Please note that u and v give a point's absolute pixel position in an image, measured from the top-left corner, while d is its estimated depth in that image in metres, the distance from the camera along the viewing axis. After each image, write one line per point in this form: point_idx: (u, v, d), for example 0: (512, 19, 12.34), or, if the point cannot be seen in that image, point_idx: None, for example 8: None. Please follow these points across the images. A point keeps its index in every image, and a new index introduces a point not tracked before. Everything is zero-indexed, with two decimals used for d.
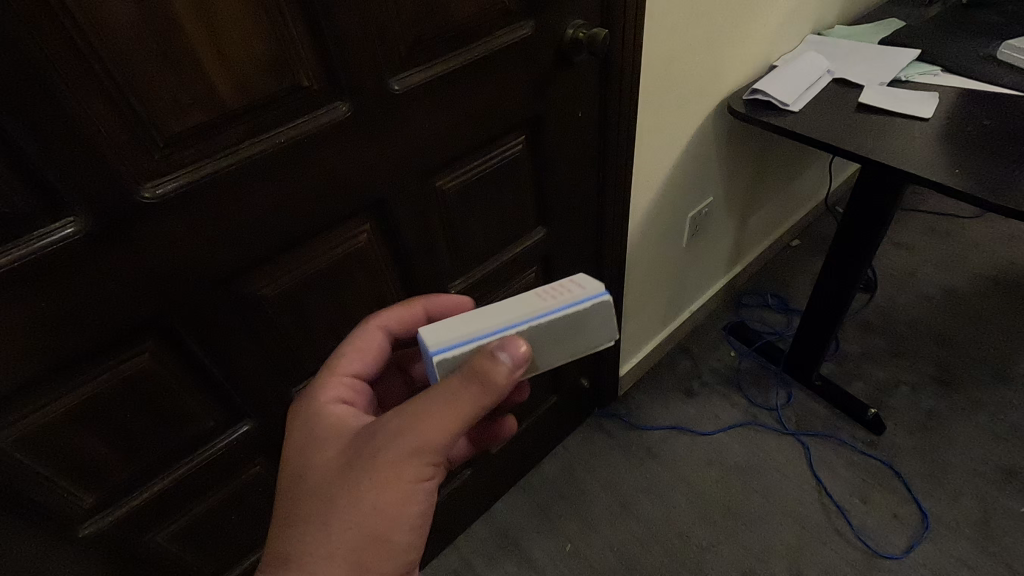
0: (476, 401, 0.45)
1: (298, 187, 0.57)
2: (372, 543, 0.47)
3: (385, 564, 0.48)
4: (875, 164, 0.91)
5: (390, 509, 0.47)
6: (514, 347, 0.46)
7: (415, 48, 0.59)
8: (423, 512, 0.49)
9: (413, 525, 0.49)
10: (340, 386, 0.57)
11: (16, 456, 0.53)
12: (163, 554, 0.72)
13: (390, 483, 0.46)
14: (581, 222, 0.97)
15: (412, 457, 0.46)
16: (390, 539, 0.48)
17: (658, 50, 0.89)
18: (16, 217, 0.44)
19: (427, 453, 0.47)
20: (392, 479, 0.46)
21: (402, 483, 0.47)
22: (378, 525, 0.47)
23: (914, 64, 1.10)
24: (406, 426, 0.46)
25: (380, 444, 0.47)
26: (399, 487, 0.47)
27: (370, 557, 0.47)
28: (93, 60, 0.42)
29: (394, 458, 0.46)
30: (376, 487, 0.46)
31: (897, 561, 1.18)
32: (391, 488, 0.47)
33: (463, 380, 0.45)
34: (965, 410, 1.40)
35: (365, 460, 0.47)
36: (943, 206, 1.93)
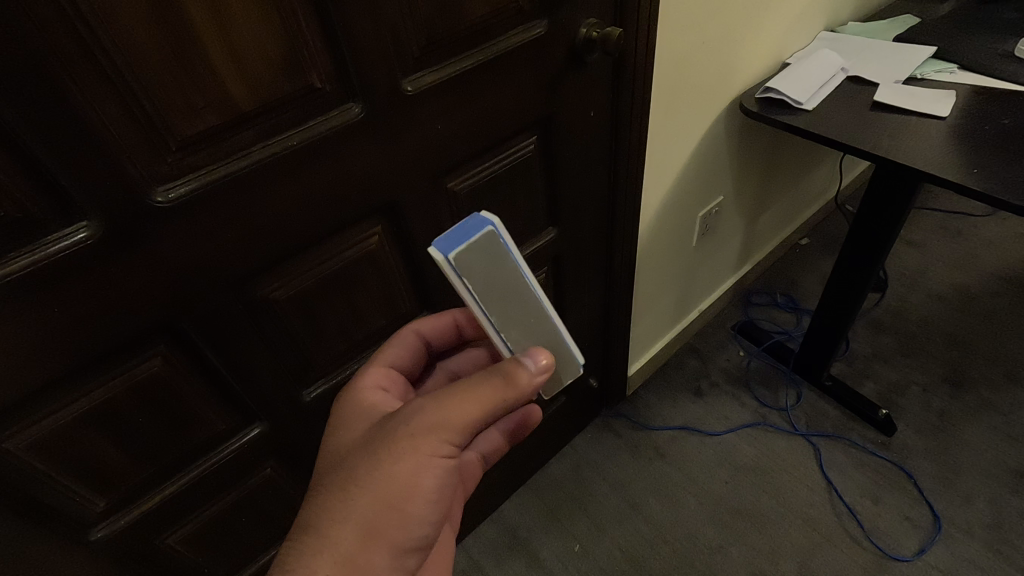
0: (494, 393, 0.49)
1: (310, 189, 0.57)
2: (384, 513, 0.48)
3: (396, 538, 0.48)
4: (890, 164, 0.90)
5: (404, 481, 0.48)
6: (536, 356, 0.50)
7: (429, 49, 0.59)
8: (438, 492, 0.50)
9: (427, 503, 0.50)
10: (379, 374, 0.60)
11: (29, 461, 0.53)
12: (174, 557, 0.72)
13: (407, 452, 0.48)
14: (592, 222, 0.97)
15: (431, 432, 0.48)
16: (403, 513, 0.48)
17: (671, 49, 0.88)
18: (28, 222, 0.43)
19: (446, 429, 0.48)
20: (410, 451, 0.48)
21: (419, 454, 0.48)
22: (392, 495, 0.48)
23: (930, 61, 1.08)
24: (431, 403, 0.49)
25: (405, 417, 0.50)
26: (417, 459, 0.48)
27: (382, 529, 0.48)
28: (106, 64, 0.41)
29: (415, 431, 0.48)
30: (394, 458, 0.48)
31: (908, 563, 1.17)
32: (408, 459, 0.48)
33: (488, 371, 0.50)
34: (977, 411, 1.39)
35: (389, 432, 0.49)
36: (955, 204, 1.91)
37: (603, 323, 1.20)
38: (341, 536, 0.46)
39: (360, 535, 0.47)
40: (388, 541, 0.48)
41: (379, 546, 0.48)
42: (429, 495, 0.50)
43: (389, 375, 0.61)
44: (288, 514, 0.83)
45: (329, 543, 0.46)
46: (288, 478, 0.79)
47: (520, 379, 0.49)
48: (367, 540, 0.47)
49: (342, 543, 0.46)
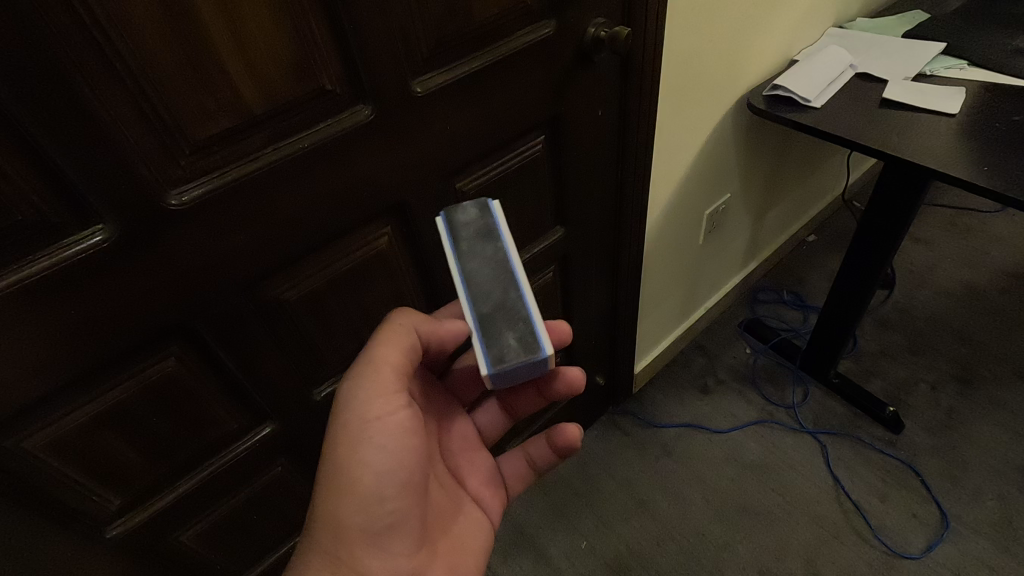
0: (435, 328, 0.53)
1: (320, 191, 0.57)
2: (343, 502, 0.54)
3: (360, 523, 0.54)
4: (899, 161, 0.90)
5: (350, 468, 0.54)
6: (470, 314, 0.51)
7: (438, 50, 0.59)
8: (382, 464, 0.54)
9: (376, 480, 0.54)
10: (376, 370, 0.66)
11: (46, 461, 0.54)
12: (186, 554, 0.73)
13: (341, 443, 0.54)
14: (599, 221, 0.97)
15: (353, 413, 0.54)
16: (356, 499, 0.54)
17: (679, 47, 0.88)
18: (46, 226, 0.44)
19: (369, 392, 0.54)
20: (344, 438, 0.54)
21: (354, 424, 0.54)
22: (343, 485, 0.54)
23: (939, 58, 1.08)
24: (347, 389, 0.55)
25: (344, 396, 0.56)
26: (353, 444, 0.54)
27: (347, 518, 0.54)
28: (121, 69, 0.42)
29: (340, 420, 0.54)
30: (335, 452, 0.54)
31: (916, 561, 1.17)
32: (346, 447, 0.54)
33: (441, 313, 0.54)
34: (986, 408, 1.38)
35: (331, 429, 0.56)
36: (964, 200, 1.90)
37: (610, 321, 1.20)
38: (318, 534, 0.55)
39: (331, 529, 0.54)
40: (355, 527, 0.54)
41: (348, 533, 0.54)
42: (377, 471, 0.54)
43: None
44: (298, 511, 0.84)
45: (315, 540, 0.55)
46: (298, 476, 0.80)
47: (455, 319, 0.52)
48: (338, 532, 0.54)
49: (323, 539, 0.55)
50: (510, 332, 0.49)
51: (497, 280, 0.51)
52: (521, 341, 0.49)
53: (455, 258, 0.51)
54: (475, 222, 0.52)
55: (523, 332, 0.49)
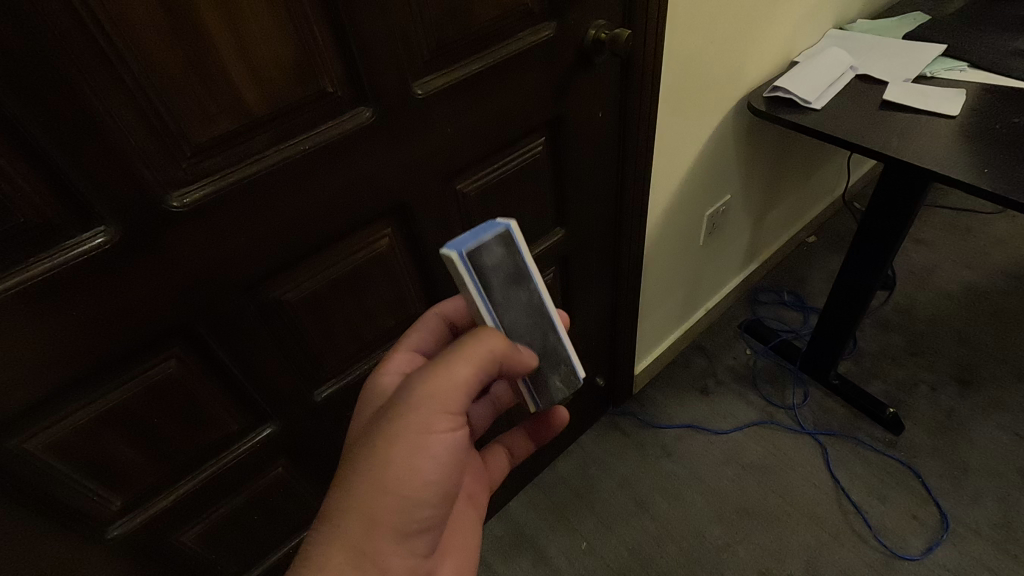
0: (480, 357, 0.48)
1: (321, 193, 0.57)
2: (388, 496, 0.48)
3: (399, 522, 0.49)
4: (900, 163, 0.90)
5: (404, 464, 0.48)
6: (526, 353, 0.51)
7: (438, 52, 0.59)
8: (439, 468, 0.49)
9: (428, 483, 0.49)
10: (403, 358, 0.60)
11: (47, 462, 0.54)
12: (188, 554, 0.73)
13: (403, 435, 0.48)
14: (600, 222, 0.97)
15: (423, 408, 0.48)
16: (404, 496, 0.48)
17: (679, 49, 0.88)
18: (48, 228, 0.44)
19: (435, 403, 0.48)
20: (406, 430, 0.48)
21: (411, 434, 0.48)
22: (392, 480, 0.48)
23: (939, 60, 1.08)
24: (418, 380, 0.49)
25: (396, 399, 0.49)
26: (414, 439, 0.48)
27: (386, 513, 0.48)
28: (123, 71, 0.42)
29: (405, 412, 0.48)
30: (389, 441, 0.48)
31: (916, 562, 1.17)
32: (404, 440, 0.48)
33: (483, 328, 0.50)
34: (986, 409, 1.38)
35: (382, 416, 0.49)
36: (964, 201, 1.90)
37: (610, 321, 1.20)
38: (348, 523, 0.47)
39: (365, 525, 0.47)
40: (392, 525, 0.48)
41: (383, 530, 0.48)
42: (430, 474, 0.49)
43: (412, 360, 0.60)
44: (300, 511, 0.84)
45: (340, 531, 0.47)
46: (299, 477, 0.80)
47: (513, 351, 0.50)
48: (373, 528, 0.47)
49: (351, 531, 0.47)
50: (555, 374, 0.54)
51: (534, 325, 0.52)
52: (564, 380, 0.55)
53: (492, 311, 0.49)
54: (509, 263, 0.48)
55: (565, 374, 0.55)
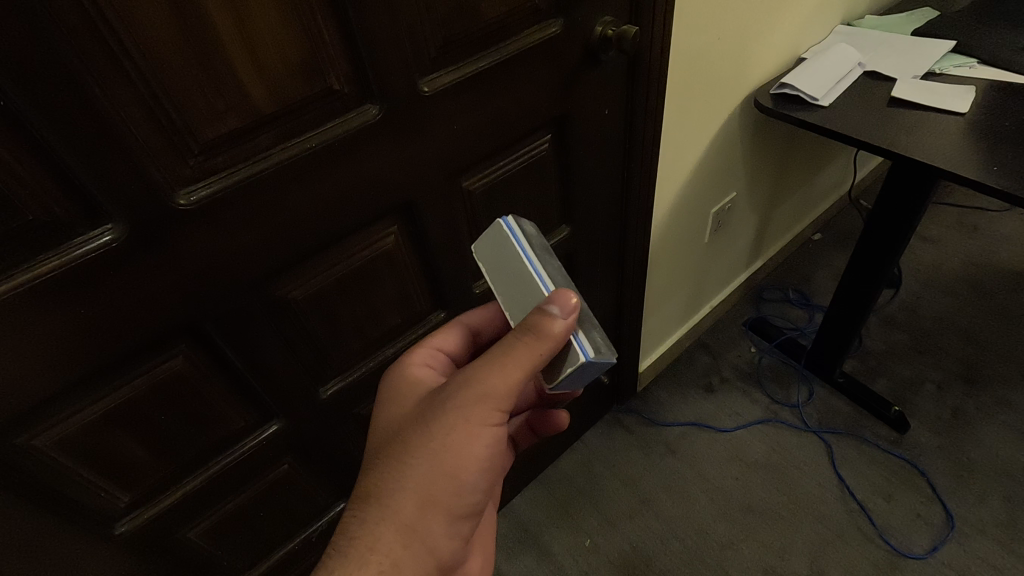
0: (530, 351, 0.47)
1: (328, 190, 0.57)
2: (442, 479, 0.50)
3: (451, 504, 0.51)
4: (908, 161, 0.89)
5: (459, 451, 0.50)
6: (564, 300, 0.47)
7: (445, 49, 0.59)
8: (490, 457, 0.52)
9: (480, 470, 0.52)
10: (428, 354, 0.62)
11: (57, 457, 0.54)
12: (195, 550, 0.73)
13: (461, 426, 0.50)
14: (605, 219, 0.96)
15: (478, 403, 0.51)
16: (457, 479, 0.51)
17: (685, 45, 0.88)
18: (56, 227, 0.44)
19: (489, 399, 0.50)
20: (463, 422, 0.50)
21: (467, 424, 0.50)
22: (449, 465, 0.50)
23: (948, 56, 1.07)
24: (473, 375, 0.51)
25: (451, 391, 0.52)
26: (471, 431, 0.50)
27: (439, 495, 0.50)
28: (131, 69, 0.42)
29: (463, 404, 0.51)
30: (447, 431, 0.50)
31: (921, 561, 1.17)
32: (461, 431, 0.50)
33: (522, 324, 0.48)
34: (992, 408, 1.38)
35: (437, 408, 0.52)
36: (970, 198, 1.89)
37: (615, 319, 1.20)
38: (401, 502, 0.49)
39: (420, 504, 0.50)
40: (444, 506, 0.51)
41: (436, 510, 0.50)
42: (483, 464, 0.52)
43: (436, 355, 0.62)
44: (305, 507, 0.84)
45: (392, 509, 0.49)
46: (305, 473, 0.80)
47: (549, 326, 0.46)
48: (427, 508, 0.50)
49: (404, 509, 0.49)
50: (595, 331, 0.49)
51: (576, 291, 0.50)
52: (606, 337, 0.49)
53: (536, 264, 0.49)
54: (535, 237, 0.51)
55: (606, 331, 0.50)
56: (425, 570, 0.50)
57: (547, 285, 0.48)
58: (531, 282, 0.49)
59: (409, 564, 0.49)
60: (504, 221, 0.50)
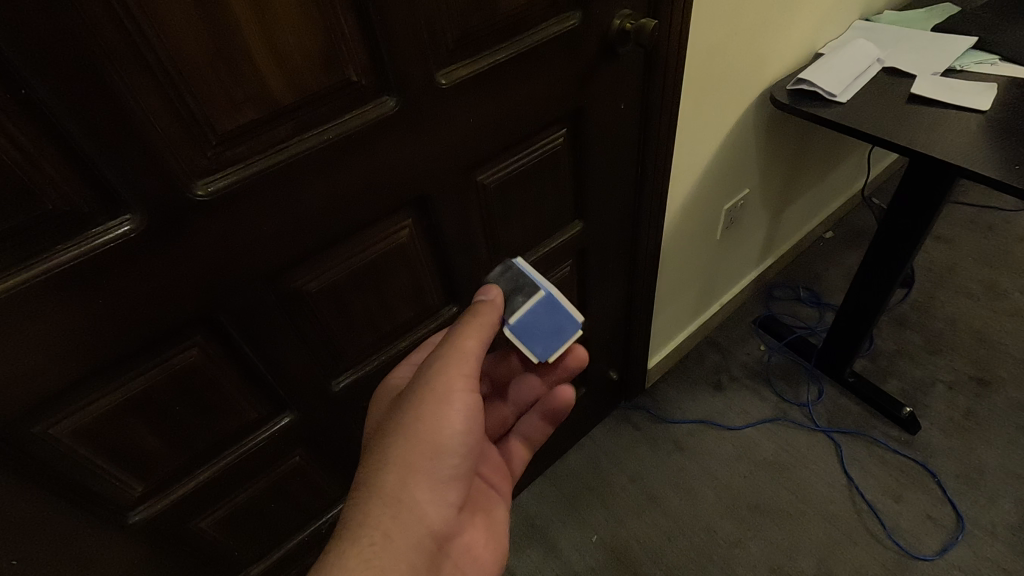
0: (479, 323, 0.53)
1: (343, 181, 0.57)
2: (420, 448, 0.51)
3: (431, 470, 0.52)
4: (925, 158, 0.88)
5: (428, 419, 0.52)
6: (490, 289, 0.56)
7: (462, 41, 0.58)
8: (465, 422, 0.53)
9: (457, 436, 0.52)
10: (409, 368, 0.65)
11: (73, 446, 0.55)
12: (206, 540, 0.74)
13: (427, 396, 0.52)
14: (618, 214, 0.96)
15: (445, 373, 0.53)
16: (434, 446, 0.52)
17: (702, 39, 0.87)
18: (75, 216, 0.44)
19: (454, 365, 0.53)
20: (431, 391, 0.52)
21: (436, 393, 0.52)
22: (421, 433, 0.52)
23: (969, 52, 1.05)
24: (439, 351, 0.54)
25: (422, 369, 0.55)
26: (437, 399, 0.52)
27: (419, 462, 0.51)
28: (151, 59, 0.42)
29: (430, 376, 0.53)
30: (416, 404, 0.53)
31: (929, 562, 1.16)
32: (429, 401, 0.52)
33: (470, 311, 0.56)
34: (1005, 410, 1.37)
35: (409, 389, 0.54)
36: (985, 198, 1.87)
37: (625, 315, 1.20)
38: (385, 475, 0.51)
39: (401, 474, 0.51)
40: (425, 473, 0.52)
41: (418, 478, 0.51)
42: (459, 428, 0.53)
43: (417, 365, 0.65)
44: (316, 499, 0.85)
45: (378, 484, 0.51)
46: (316, 465, 0.80)
47: (482, 310, 0.54)
48: (408, 476, 0.51)
49: (388, 482, 0.51)
50: (519, 296, 0.55)
51: (507, 277, 0.57)
52: (526, 292, 0.55)
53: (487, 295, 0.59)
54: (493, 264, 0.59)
55: (525, 287, 0.55)
56: (418, 539, 0.51)
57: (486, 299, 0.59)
58: None
59: (401, 533, 0.50)
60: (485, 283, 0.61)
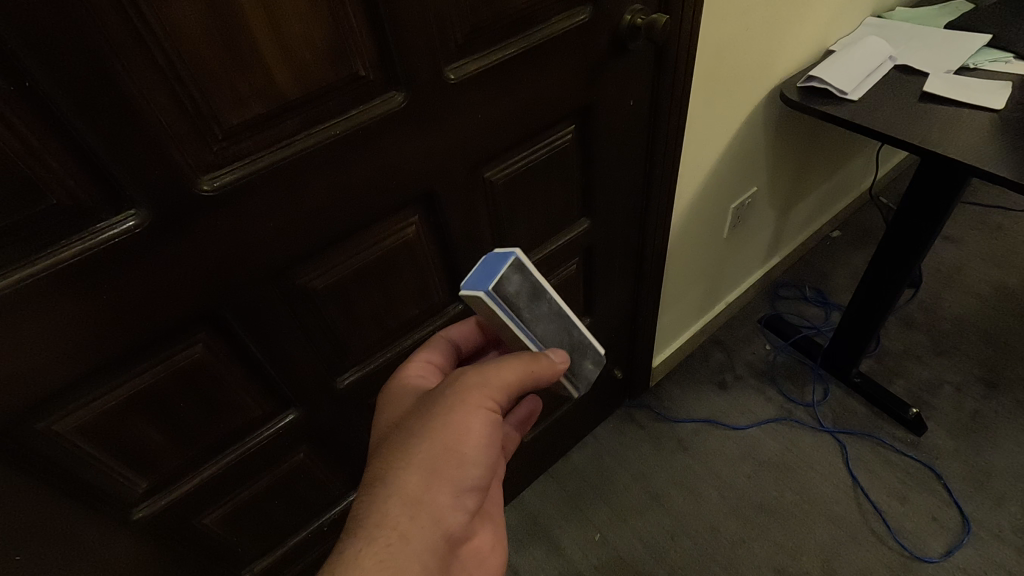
0: (527, 363, 0.53)
1: (349, 177, 0.56)
2: (445, 455, 0.50)
3: (454, 478, 0.51)
4: (938, 158, 0.86)
5: (457, 429, 0.51)
6: (559, 352, 0.55)
7: (472, 36, 0.57)
8: (490, 439, 0.52)
9: (481, 447, 0.52)
10: (421, 367, 0.63)
11: (77, 443, 0.54)
12: (209, 537, 0.73)
13: (458, 406, 0.51)
14: (625, 212, 0.95)
15: (478, 388, 0.52)
16: (459, 454, 0.51)
17: (713, 35, 0.85)
18: (79, 210, 0.44)
19: (489, 382, 0.52)
20: (461, 403, 0.51)
21: (466, 407, 0.51)
22: (448, 441, 0.50)
23: (983, 51, 1.04)
24: (473, 367, 0.54)
25: (452, 380, 0.54)
26: (467, 411, 0.51)
27: (444, 468, 0.50)
28: (157, 51, 0.41)
29: (463, 389, 0.52)
30: (445, 412, 0.51)
31: (934, 564, 1.16)
32: (460, 410, 0.51)
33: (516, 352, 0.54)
34: (1012, 411, 1.36)
35: (436, 397, 0.53)
36: (994, 198, 1.85)
37: (630, 314, 1.19)
38: (407, 477, 0.49)
39: (425, 476, 0.50)
40: (448, 479, 0.50)
41: (441, 484, 0.50)
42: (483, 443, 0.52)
43: (427, 367, 0.63)
44: (319, 496, 0.84)
45: (397, 484, 0.49)
46: (320, 463, 0.80)
47: (543, 361, 0.53)
48: (431, 480, 0.50)
49: (408, 484, 0.49)
50: (586, 360, 0.60)
51: (563, 329, 0.57)
52: (594, 359, 0.61)
53: (528, 330, 0.54)
54: (523, 288, 0.52)
55: (594, 354, 0.61)
56: (433, 542, 0.49)
57: (533, 340, 0.55)
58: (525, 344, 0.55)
59: (418, 535, 0.49)
60: (490, 293, 0.49)
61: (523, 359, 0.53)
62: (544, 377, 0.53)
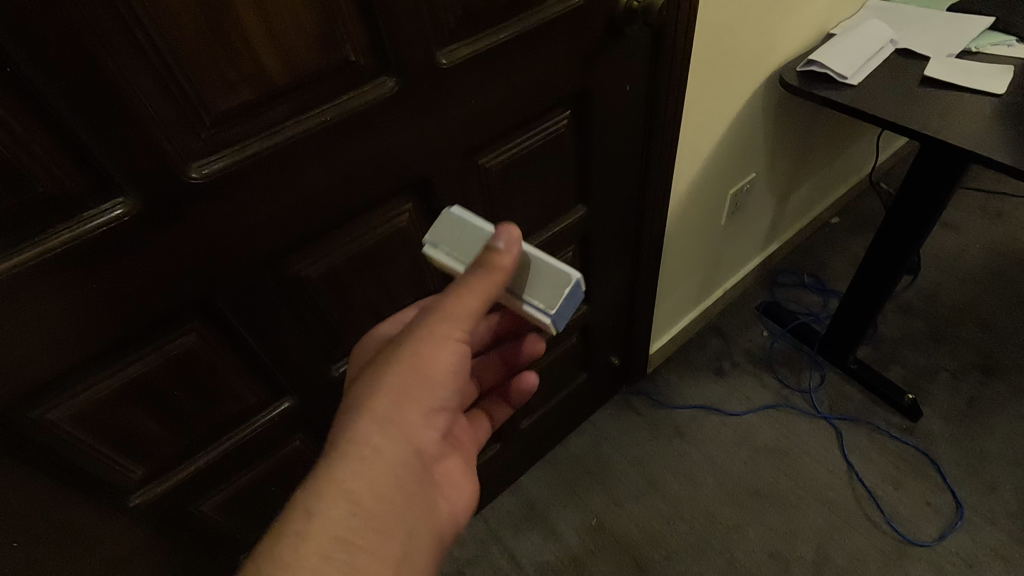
0: (482, 282, 0.47)
1: (341, 165, 0.56)
2: (414, 382, 0.49)
3: (422, 401, 0.49)
4: (938, 144, 0.86)
5: (422, 353, 0.49)
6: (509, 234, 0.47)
7: (464, 20, 0.56)
8: (459, 366, 0.50)
9: (450, 373, 0.50)
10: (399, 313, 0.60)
11: (71, 432, 0.54)
12: (208, 523, 0.74)
13: (421, 337, 0.49)
14: (622, 199, 0.94)
15: (439, 319, 0.49)
16: (427, 379, 0.49)
17: (711, 19, 0.84)
18: (66, 199, 0.43)
19: (449, 312, 0.48)
20: (425, 332, 0.49)
21: (430, 337, 0.49)
22: (414, 369, 0.49)
23: (986, 34, 1.02)
24: (435, 298, 0.50)
25: (418, 315, 0.51)
26: (433, 341, 0.49)
27: (413, 391, 0.49)
28: (142, 36, 0.40)
29: (425, 321, 0.49)
30: (411, 346, 0.49)
31: (927, 548, 1.17)
32: (424, 340, 0.49)
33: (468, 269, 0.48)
34: (1007, 397, 1.36)
35: (402, 333, 0.51)
36: (995, 184, 1.84)
37: (628, 301, 1.19)
38: (377, 402, 0.48)
39: (394, 401, 0.48)
40: (417, 402, 0.49)
41: (411, 406, 0.49)
42: (451, 371, 0.50)
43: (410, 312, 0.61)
44: None
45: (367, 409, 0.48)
46: (317, 450, 0.80)
47: (497, 264, 0.46)
48: (401, 404, 0.48)
49: (380, 407, 0.48)
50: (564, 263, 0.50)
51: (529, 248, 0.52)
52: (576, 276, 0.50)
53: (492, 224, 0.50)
54: None
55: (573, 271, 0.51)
56: (405, 459, 0.48)
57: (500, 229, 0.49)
58: (488, 235, 0.50)
59: (390, 453, 0.48)
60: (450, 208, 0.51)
61: (473, 274, 0.47)
62: (495, 280, 0.47)
